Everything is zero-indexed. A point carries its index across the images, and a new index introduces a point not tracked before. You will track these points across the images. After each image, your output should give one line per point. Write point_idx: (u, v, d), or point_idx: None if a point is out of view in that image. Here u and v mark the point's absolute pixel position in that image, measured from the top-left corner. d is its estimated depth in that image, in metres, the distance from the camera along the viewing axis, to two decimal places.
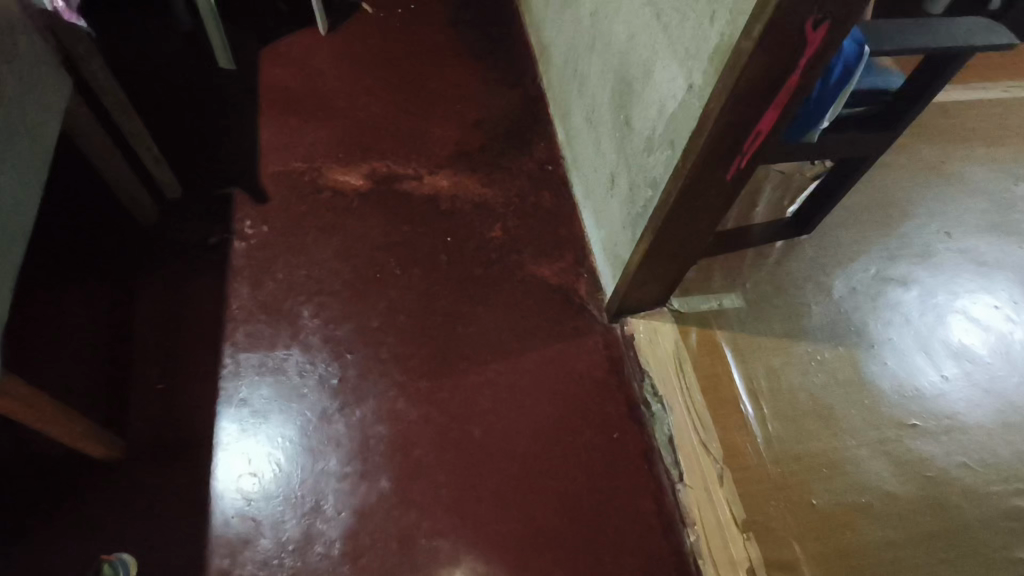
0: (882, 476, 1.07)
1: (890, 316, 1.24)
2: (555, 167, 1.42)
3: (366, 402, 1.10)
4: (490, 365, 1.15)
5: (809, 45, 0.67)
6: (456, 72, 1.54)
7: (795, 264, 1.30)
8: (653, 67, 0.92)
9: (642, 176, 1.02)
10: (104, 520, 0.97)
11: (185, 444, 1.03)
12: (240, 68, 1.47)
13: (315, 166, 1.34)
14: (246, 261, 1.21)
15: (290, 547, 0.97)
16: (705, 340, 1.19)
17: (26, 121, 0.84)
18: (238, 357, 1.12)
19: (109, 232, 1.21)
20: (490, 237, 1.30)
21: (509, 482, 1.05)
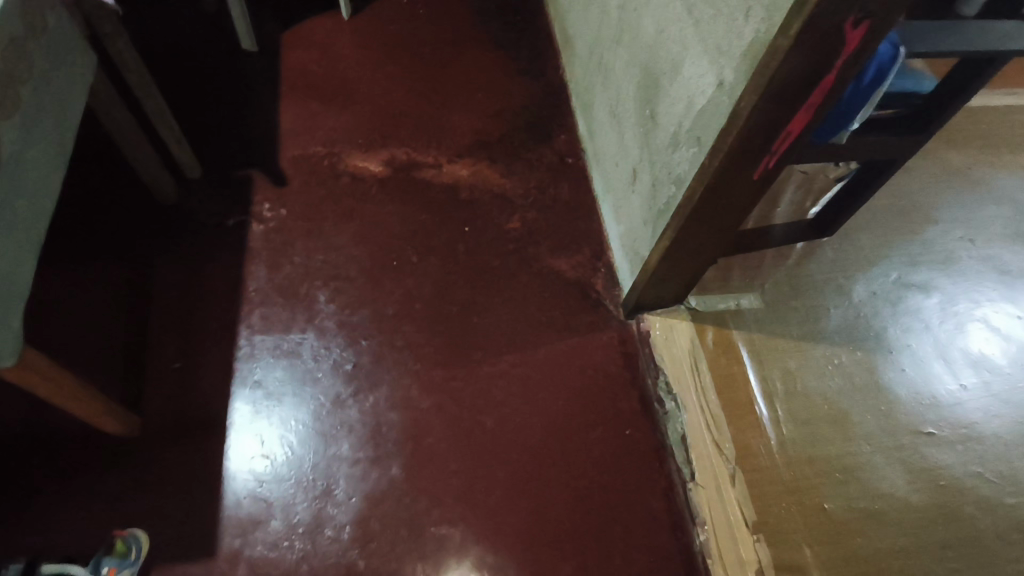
0: (895, 482, 1.06)
1: (909, 322, 1.22)
2: (575, 159, 1.41)
3: (379, 388, 1.10)
4: (504, 357, 1.15)
5: (847, 44, 0.65)
6: (479, 61, 1.53)
7: (815, 265, 1.28)
8: (682, 62, 0.91)
9: (666, 172, 1.01)
10: (119, 495, 0.98)
11: (199, 423, 1.04)
12: (263, 51, 1.46)
13: (334, 151, 1.34)
14: (264, 244, 1.21)
15: (300, 530, 0.98)
16: (720, 340, 1.18)
17: (49, 94, 0.84)
18: (254, 339, 1.12)
19: (129, 210, 1.21)
20: (508, 228, 1.29)
21: (520, 474, 1.05)
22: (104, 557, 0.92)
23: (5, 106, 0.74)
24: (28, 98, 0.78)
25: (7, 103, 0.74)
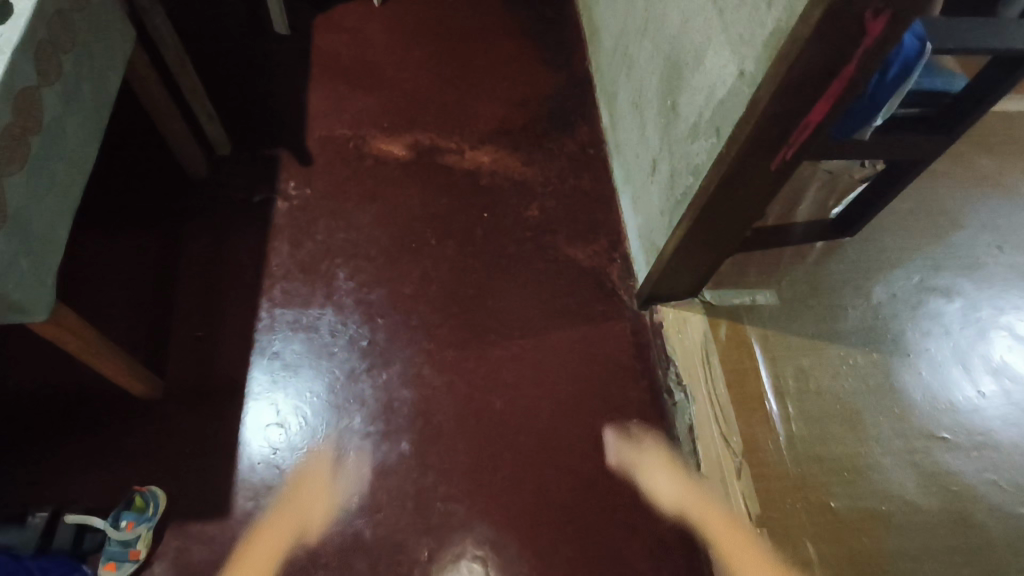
0: (905, 485, 1.05)
1: (929, 326, 1.21)
2: (597, 150, 1.41)
3: (392, 365, 1.13)
4: (516, 341, 1.17)
5: (868, 35, 0.65)
6: (505, 50, 1.54)
7: (835, 265, 1.27)
8: (705, 53, 0.91)
9: (685, 163, 1.01)
10: (139, 454, 1.01)
11: (218, 390, 1.08)
12: (294, 34, 1.49)
13: (360, 133, 1.36)
14: (288, 221, 1.24)
15: (310, 497, 1.01)
16: (733, 334, 1.18)
17: (89, 65, 0.87)
18: (274, 312, 1.15)
19: (159, 181, 1.25)
20: (527, 216, 1.30)
21: (526, 456, 1.06)
22: (124, 510, 0.94)
23: (49, 74, 0.77)
24: (69, 66, 0.82)
25: (50, 73, 0.77)
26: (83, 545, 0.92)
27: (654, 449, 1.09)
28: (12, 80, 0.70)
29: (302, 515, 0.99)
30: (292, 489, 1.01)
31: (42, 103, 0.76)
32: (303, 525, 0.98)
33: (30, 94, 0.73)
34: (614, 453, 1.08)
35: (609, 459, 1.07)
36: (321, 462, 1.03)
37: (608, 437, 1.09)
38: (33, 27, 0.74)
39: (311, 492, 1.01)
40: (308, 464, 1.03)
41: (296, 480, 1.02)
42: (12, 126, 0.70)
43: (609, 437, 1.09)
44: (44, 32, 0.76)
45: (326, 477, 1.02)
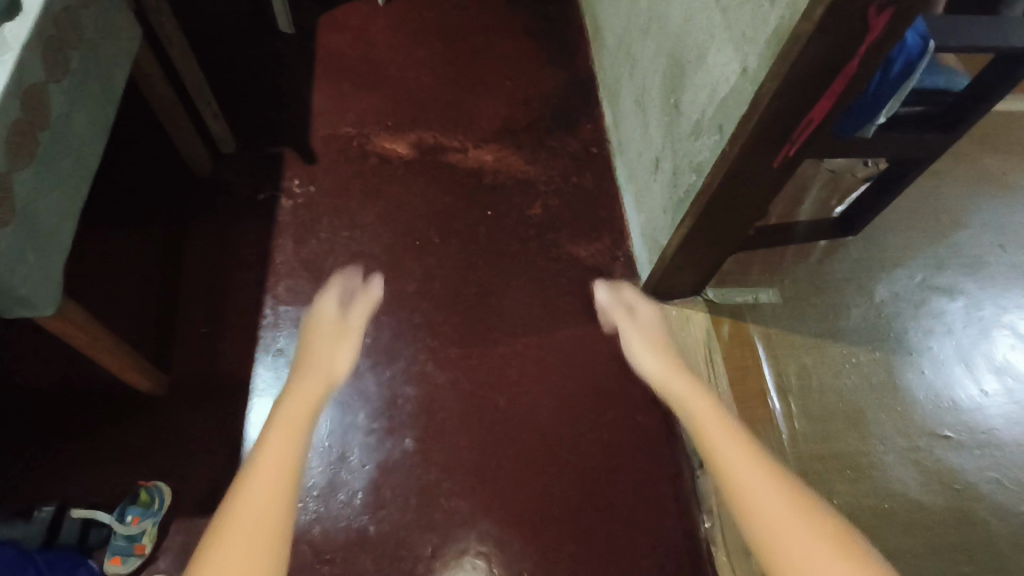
0: (907, 483, 1.05)
1: (931, 324, 1.21)
2: (600, 149, 1.41)
3: (396, 362, 1.13)
4: (519, 338, 1.17)
5: (870, 31, 0.65)
6: (509, 50, 1.54)
7: (837, 263, 1.27)
8: (708, 51, 0.91)
9: (688, 160, 1.01)
10: (144, 449, 1.02)
11: (223, 386, 1.08)
12: (298, 33, 1.50)
13: (363, 132, 1.37)
14: (292, 219, 1.25)
15: (315, 493, 1.01)
16: (735, 332, 1.18)
17: (96, 63, 0.88)
18: (278, 309, 1.16)
19: (164, 179, 1.26)
20: (530, 214, 1.31)
21: (529, 452, 1.07)
22: (129, 504, 0.95)
23: (56, 70, 0.78)
24: (75, 64, 0.82)
25: (57, 69, 0.78)
26: (87, 541, 0.92)
27: (633, 289, 1.16)
28: (20, 76, 0.71)
29: (332, 338, 0.90)
30: (309, 321, 0.96)
31: (49, 99, 0.76)
32: (328, 345, 0.88)
33: (37, 90, 0.74)
34: (602, 290, 1.18)
35: (599, 297, 1.18)
36: (337, 290, 1.08)
37: (597, 288, 1.20)
38: (41, 23, 0.74)
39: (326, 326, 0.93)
40: (324, 295, 1.04)
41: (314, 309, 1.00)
42: (20, 122, 0.71)
43: (599, 285, 1.19)
44: (52, 30, 0.77)
45: (342, 308, 1.02)
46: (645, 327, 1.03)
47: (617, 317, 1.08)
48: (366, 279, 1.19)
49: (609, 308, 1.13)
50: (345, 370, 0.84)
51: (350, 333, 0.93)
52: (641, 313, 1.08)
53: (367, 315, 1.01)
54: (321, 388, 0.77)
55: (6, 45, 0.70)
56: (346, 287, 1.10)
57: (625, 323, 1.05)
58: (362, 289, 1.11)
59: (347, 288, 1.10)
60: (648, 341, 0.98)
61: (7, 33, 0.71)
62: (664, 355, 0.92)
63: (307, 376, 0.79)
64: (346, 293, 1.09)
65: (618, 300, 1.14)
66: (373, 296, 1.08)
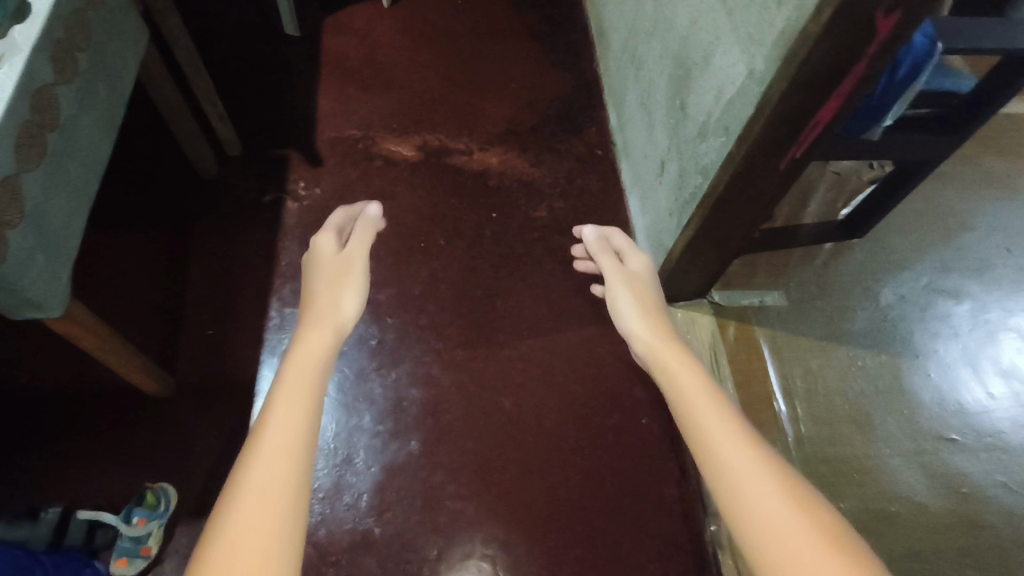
0: (914, 487, 1.05)
1: (937, 327, 1.20)
2: (605, 152, 1.41)
3: (401, 364, 1.13)
4: (525, 341, 1.17)
5: (878, 33, 0.65)
6: (514, 52, 1.54)
7: (843, 266, 1.27)
8: (714, 52, 0.91)
9: (694, 162, 1.01)
10: (150, 450, 1.02)
11: (229, 388, 1.08)
12: (304, 35, 1.50)
13: (369, 135, 1.37)
14: (298, 221, 1.25)
15: (320, 495, 1.01)
16: (742, 335, 1.18)
17: (104, 66, 0.88)
18: (284, 311, 1.16)
19: (170, 181, 1.26)
20: (536, 217, 1.31)
21: (535, 455, 1.07)
22: (135, 507, 0.94)
23: (64, 72, 0.78)
24: (84, 66, 0.82)
25: (66, 71, 0.78)
26: (93, 541, 0.92)
27: (623, 233, 0.96)
28: (30, 78, 0.71)
29: (331, 279, 0.74)
30: (305, 262, 0.79)
31: (58, 101, 0.77)
32: (328, 290, 0.73)
33: (46, 92, 0.74)
34: (590, 232, 0.96)
35: (585, 239, 0.96)
36: (331, 226, 0.85)
37: (582, 231, 0.98)
38: (50, 25, 0.75)
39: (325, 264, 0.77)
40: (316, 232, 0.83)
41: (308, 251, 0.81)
42: (30, 123, 0.71)
43: (586, 228, 0.97)
44: (60, 32, 0.77)
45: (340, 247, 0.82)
46: (633, 276, 0.85)
47: (602, 262, 0.88)
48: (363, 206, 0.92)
49: (593, 251, 0.92)
50: (351, 315, 0.71)
51: (352, 269, 0.77)
52: (630, 262, 0.89)
53: (368, 246, 0.81)
54: (324, 349, 0.65)
55: (16, 47, 0.71)
56: (340, 223, 0.86)
57: (610, 269, 0.87)
58: (359, 217, 0.86)
59: (341, 221, 0.87)
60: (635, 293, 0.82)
61: (17, 35, 0.72)
62: (650, 314, 0.78)
63: (309, 332, 0.66)
64: (342, 229, 0.86)
65: (605, 244, 0.93)
66: (371, 225, 0.85)
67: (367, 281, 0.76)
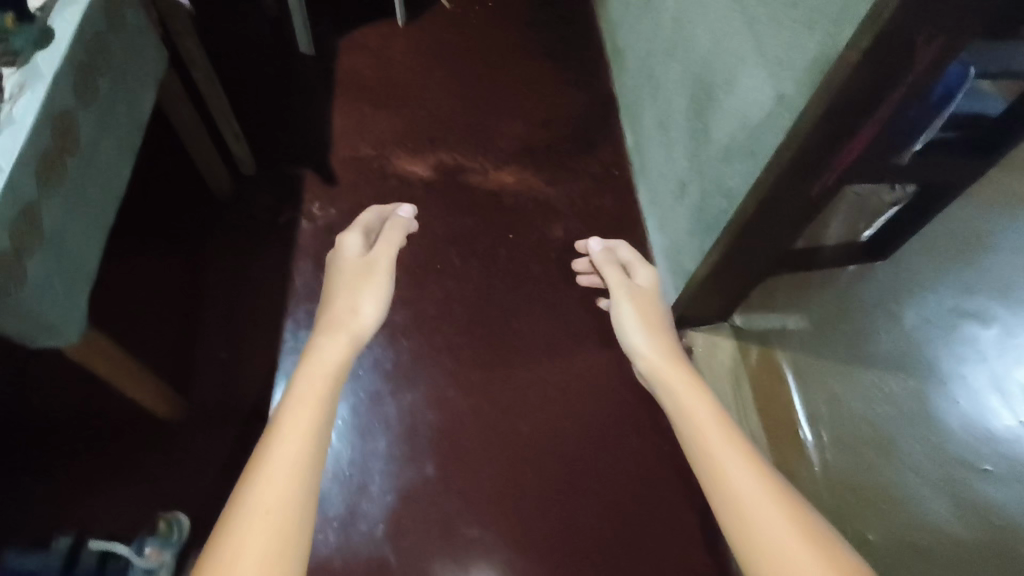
0: (945, 517, 1.02)
1: (964, 351, 1.18)
2: (621, 171, 1.40)
3: (416, 388, 1.11)
4: (542, 364, 1.15)
5: (917, 61, 0.64)
6: (528, 71, 1.54)
7: (865, 288, 1.25)
8: (738, 75, 0.90)
9: (717, 185, 1.00)
10: (162, 476, 1.00)
11: (243, 411, 1.06)
12: (318, 54, 1.50)
13: (384, 154, 1.36)
14: (312, 241, 1.24)
15: (335, 523, 0.99)
16: (764, 359, 1.18)
17: (125, 88, 0.88)
18: (299, 334, 1.14)
19: (185, 201, 1.26)
20: (552, 237, 1.29)
21: (553, 482, 1.04)
22: (148, 537, 0.93)
23: (87, 97, 0.77)
24: (105, 89, 0.82)
25: (88, 95, 0.78)
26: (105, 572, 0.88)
27: (629, 246, 0.94)
28: (52, 103, 0.71)
29: (353, 281, 0.72)
30: (331, 261, 0.77)
31: (79, 125, 0.76)
32: (351, 292, 0.71)
33: (68, 117, 0.74)
34: (596, 244, 0.94)
35: (591, 252, 0.95)
36: (360, 224, 0.85)
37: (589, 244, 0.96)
38: (73, 50, 0.74)
39: (351, 265, 0.75)
40: (346, 230, 0.82)
41: (334, 250, 0.79)
42: (52, 149, 0.71)
43: (591, 240, 0.96)
44: (83, 56, 0.76)
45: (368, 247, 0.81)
46: (638, 289, 0.82)
47: (608, 274, 0.86)
48: (394, 208, 0.93)
49: (598, 263, 0.89)
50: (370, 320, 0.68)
51: (378, 273, 0.74)
52: (636, 274, 0.87)
53: (397, 248, 0.79)
54: (341, 352, 0.63)
55: (39, 73, 0.70)
56: (372, 222, 0.88)
57: (615, 282, 0.83)
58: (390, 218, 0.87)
59: (371, 221, 0.87)
60: (639, 307, 0.79)
61: (41, 62, 0.71)
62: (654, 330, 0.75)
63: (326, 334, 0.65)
64: (371, 229, 0.86)
65: (610, 257, 0.91)
66: (403, 226, 0.85)
67: (391, 287, 0.74)
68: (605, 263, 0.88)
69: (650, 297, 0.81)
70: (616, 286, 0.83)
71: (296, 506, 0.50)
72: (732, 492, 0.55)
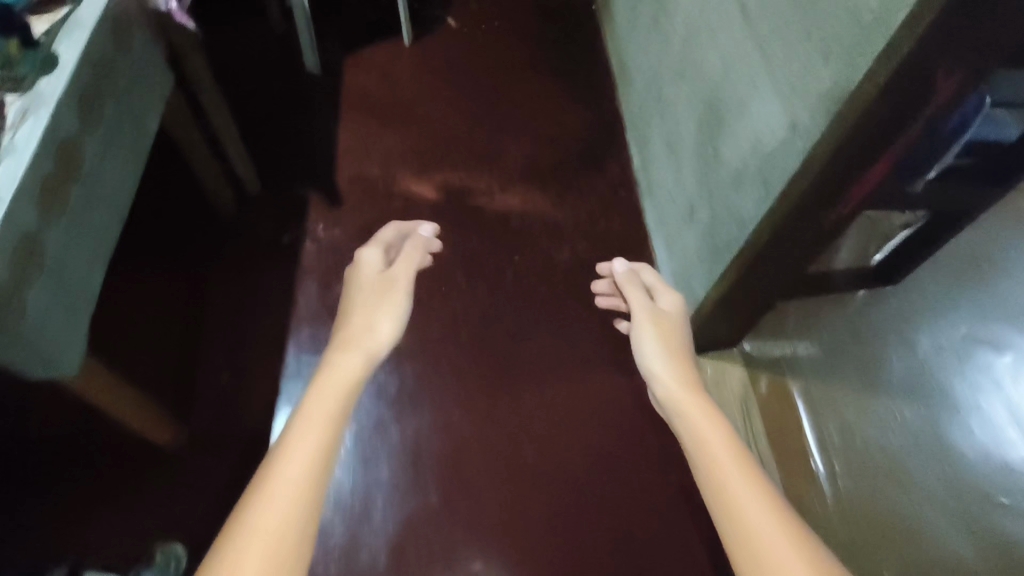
0: (962, 552, 0.99)
1: (979, 379, 1.16)
2: (628, 192, 1.39)
3: (420, 414, 1.09)
4: (548, 390, 1.13)
5: (938, 94, 0.62)
6: (534, 90, 1.53)
7: (878, 313, 1.22)
8: (750, 101, 0.89)
9: (728, 211, 0.99)
10: (161, 504, 0.99)
11: (244, 437, 1.05)
12: (325, 72, 1.49)
13: (389, 174, 1.35)
14: (316, 262, 1.22)
15: (336, 554, 0.97)
16: (774, 388, 1.16)
17: (131, 112, 0.87)
18: (301, 358, 1.12)
19: (188, 221, 1.25)
20: (559, 259, 1.28)
21: (559, 512, 1.02)
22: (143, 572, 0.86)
23: (91, 123, 0.77)
24: (110, 114, 0.81)
25: (92, 121, 0.77)
26: None
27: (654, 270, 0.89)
28: (56, 130, 0.70)
29: (370, 300, 0.70)
30: (347, 276, 0.74)
31: (83, 152, 0.75)
32: (368, 309, 0.69)
33: (71, 144, 0.73)
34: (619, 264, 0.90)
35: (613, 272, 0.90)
36: (380, 241, 0.82)
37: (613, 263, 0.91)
38: (79, 76, 0.73)
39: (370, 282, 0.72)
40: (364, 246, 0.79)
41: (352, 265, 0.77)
42: (55, 177, 0.70)
43: (617, 260, 0.91)
44: (87, 82, 0.75)
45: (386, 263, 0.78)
46: (663, 313, 0.77)
47: (631, 295, 0.81)
48: (414, 226, 0.89)
49: (621, 283, 0.84)
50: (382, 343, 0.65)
51: (396, 291, 0.71)
52: (660, 297, 0.81)
53: (416, 267, 0.76)
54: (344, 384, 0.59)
55: (43, 101, 0.69)
56: (391, 237, 0.84)
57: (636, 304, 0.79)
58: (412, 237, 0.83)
59: (392, 238, 0.84)
60: (663, 333, 0.74)
61: (45, 88, 0.70)
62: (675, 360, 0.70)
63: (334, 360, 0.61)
64: (392, 245, 0.83)
65: (635, 278, 0.86)
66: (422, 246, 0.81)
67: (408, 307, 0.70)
68: (628, 281, 0.83)
69: (673, 323, 0.76)
70: (637, 309, 0.78)
71: (296, 537, 0.47)
72: (752, 541, 0.51)
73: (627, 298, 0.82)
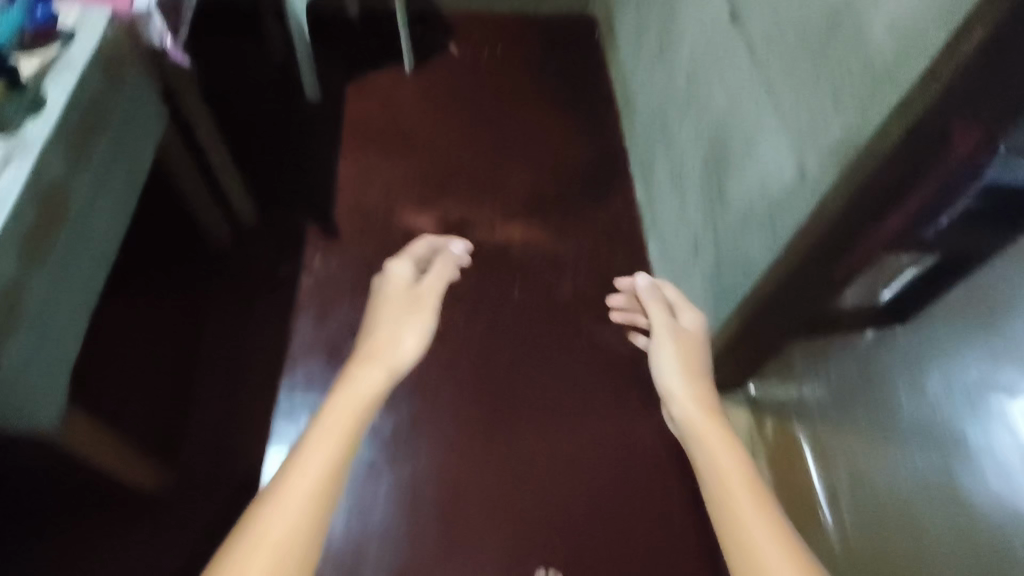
0: None
1: (998, 426, 1.07)
2: (631, 224, 1.36)
3: (415, 456, 1.07)
4: (546, 432, 1.10)
5: (952, 152, 0.60)
6: (537, 118, 1.51)
7: (886, 356, 1.17)
8: (756, 143, 0.86)
9: (733, 252, 0.96)
10: (147, 549, 0.97)
11: (234, 479, 1.03)
12: (326, 99, 1.48)
13: (389, 204, 1.33)
14: (312, 296, 1.20)
15: None
16: (781, 435, 1.18)
17: (123, 152, 0.85)
18: (293, 396, 1.10)
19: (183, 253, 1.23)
20: (560, 293, 1.25)
21: (555, 562, 1.00)
22: None
23: (80, 166, 0.75)
24: (100, 155, 0.79)
25: (81, 165, 0.75)
26: None
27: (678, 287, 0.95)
28: (40, 178, 0.68)
29: (401, 309, 0.76)
30: (380, 287, 0.82)
31: (70, 198, 0.73)
32: (398, 320, 0.74)
33: (58, 191, 0.71)
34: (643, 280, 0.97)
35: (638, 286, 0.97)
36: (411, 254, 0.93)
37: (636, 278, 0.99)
38: (67, 119, 0.72)
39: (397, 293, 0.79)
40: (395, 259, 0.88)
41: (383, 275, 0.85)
42: (39, 226, 0.68)
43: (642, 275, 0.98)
44: (75, 125, 0.73)
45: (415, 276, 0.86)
46: (682, 331, 0.82)
47: (655, 312, 0.86)
48: (446, 244, 1.04)
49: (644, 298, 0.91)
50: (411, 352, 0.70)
51: (425, 303, 0.79)
52: (683, 315, 0.86)
53: (445, 281, 0.85)
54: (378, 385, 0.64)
55: (27, 147, 0.67)
56: (421, 251, 0.96)
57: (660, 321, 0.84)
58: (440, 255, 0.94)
59: (422, 253, 0.95)
60: (682, 349, 0.79)
61: (30, 132, 0.68)
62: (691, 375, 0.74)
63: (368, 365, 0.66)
64: (422, 259, 0.95)
65: (658, 294, 0.91)
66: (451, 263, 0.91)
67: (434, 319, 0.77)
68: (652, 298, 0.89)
69: (694, 342, 0.81)
70: (660, 325, 0.83)
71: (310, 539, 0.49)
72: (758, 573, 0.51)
73: (651, 313, 0.87)
